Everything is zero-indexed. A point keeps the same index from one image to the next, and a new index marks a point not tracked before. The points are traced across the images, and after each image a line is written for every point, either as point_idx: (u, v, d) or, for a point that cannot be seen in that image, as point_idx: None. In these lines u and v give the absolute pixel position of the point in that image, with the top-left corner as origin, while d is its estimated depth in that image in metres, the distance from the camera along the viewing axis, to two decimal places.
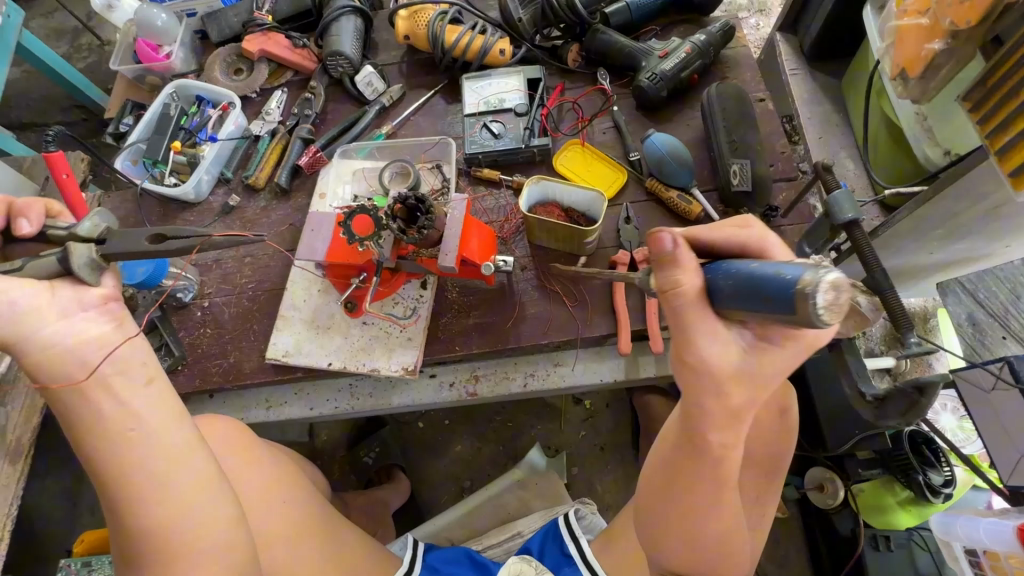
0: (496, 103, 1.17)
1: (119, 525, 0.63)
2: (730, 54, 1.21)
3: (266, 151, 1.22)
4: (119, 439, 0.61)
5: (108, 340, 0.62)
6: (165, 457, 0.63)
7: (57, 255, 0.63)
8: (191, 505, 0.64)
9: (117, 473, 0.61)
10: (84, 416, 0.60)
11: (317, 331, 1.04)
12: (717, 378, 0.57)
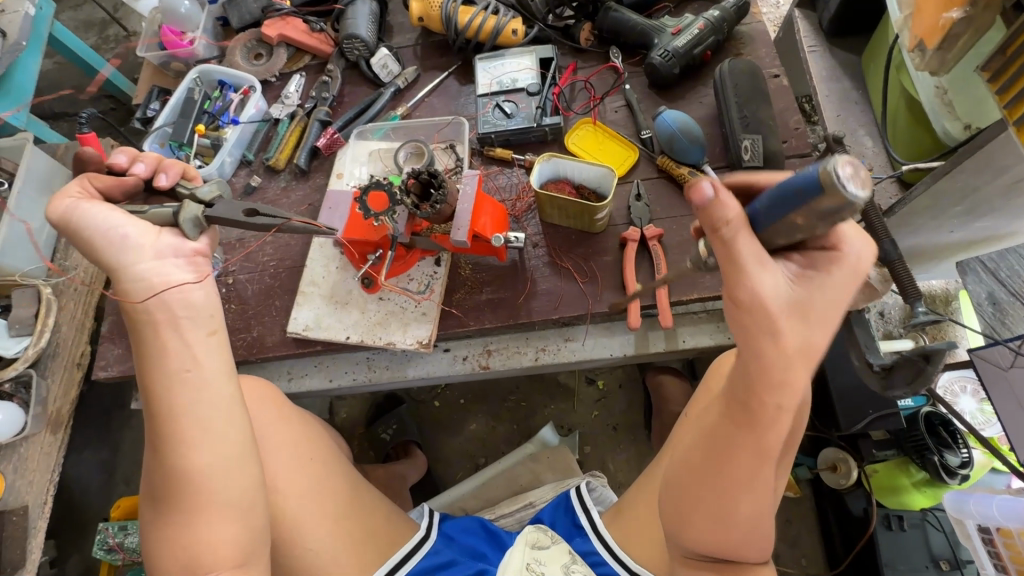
0: (509, 83, 1.18)
1: (158, 462, 0.67)
2: (745, 30, 1.20)
3: (285, 134, 1.26)
4: (175, 379, 0.67)
5: (186, 286, 0.69)
6: (207, 403, 0.68)
7: (171, 208, 0.73)
8: (225, 456, 0.69)
9: (170, 411, 0.66)
10: (154, 350, 0.67)
11: (336, 306, 1.08)
12: (773, 311, 0.56)
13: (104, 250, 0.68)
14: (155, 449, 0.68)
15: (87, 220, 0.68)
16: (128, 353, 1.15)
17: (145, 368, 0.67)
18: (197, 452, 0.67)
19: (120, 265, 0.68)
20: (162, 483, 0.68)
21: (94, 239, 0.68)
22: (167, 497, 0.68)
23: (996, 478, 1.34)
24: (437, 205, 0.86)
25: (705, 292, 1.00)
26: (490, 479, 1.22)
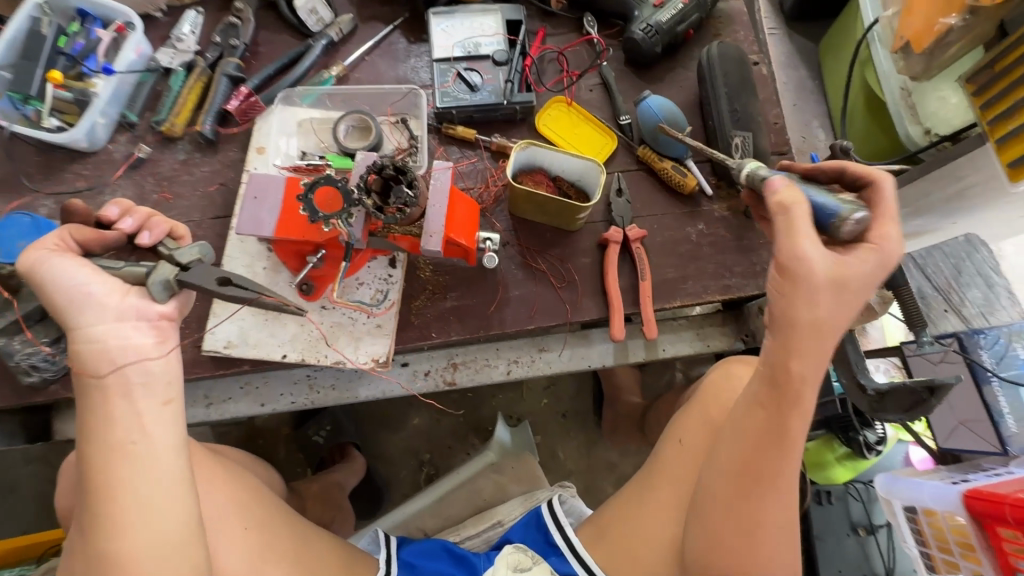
0: (471, 48, 1.00)
1: (84, 542, 0.54)
2: (725, 8, 1.11)
3: (182, 90, 0.99)
4: (118, 453, 0.54)
5: (147, 351, 0.56)
6: (152, 481, 0.54)
7: (146, 265, 0.59)
8: (166, 544, 0.54)
9: (106, 486, 0.53)
10: (98, 416, 0.54)
11: (265, 316, 0.88)
12: (818, 282, 0.61)
13: (57, 305, 0.56)
14: (78, 531, 0.54)
15: (38, 269, 0.55)
16: None
17: (83, 436, 0.55)
18: (129, 540, 0.53)
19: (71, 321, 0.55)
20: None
21: (47, 293, 0.55)
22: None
23: (896, 450, 1.50)
24: (405, 209, 0.70)
25: (685, 299, 0.95)
26: (449, 493, 1.13)
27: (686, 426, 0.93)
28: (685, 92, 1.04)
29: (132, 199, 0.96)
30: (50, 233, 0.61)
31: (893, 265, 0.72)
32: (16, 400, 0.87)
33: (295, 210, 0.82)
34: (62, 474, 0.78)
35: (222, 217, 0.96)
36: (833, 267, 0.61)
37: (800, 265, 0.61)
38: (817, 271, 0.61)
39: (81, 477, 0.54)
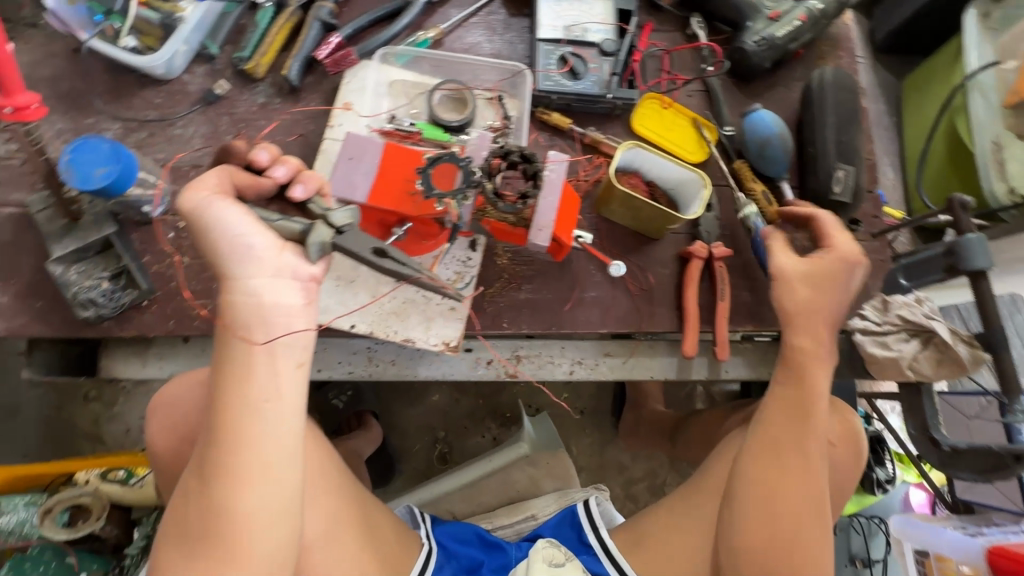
0: (577, 34, 0.96)
1: (203, 488, 0.56)
2: (836, 30, 1.07)
3: (270, 29, 0.93)
4: (251, 406, 0.57)
5: (297, 313, 0.59)
6: (273, 439, 0.57)
7: (300, 223, 0.60)
8: (274, 506, 0.56)
9: (230, 441, 0.56)
10: (238, 369, 0.57)
11: (337, 282, 0.85)
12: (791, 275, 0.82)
13: (217, 251, 0.58)
14: (196, 477, 0.57)
15: (207, 215, 0.57)
16: (19, 303, 0.83)
17: (221, 385, 0.57)
18: (243, 496, 0.55)
19: (230, 271, 0.58)
20: (191, 523, 0.55)
21: (211, 240, 0.57)
22: (188, 541, 0.55)
23: (897, 490, 1.49)
24: (525, 201, 0.68)
25: (760, 325, 0.94)
26: (481, 479, 1.14)
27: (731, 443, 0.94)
28: (784, 113, 1.02)
29: (205, 137, 0.91)
30: (210, 173, 0.61)
31: (997, 328, 0.73)
32: (67, 333, 0.83)
33: (390, 179, 0.78)
34: (153, 410, 0.80)
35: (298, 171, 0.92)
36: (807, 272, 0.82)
37: (778, 268, 0.83)
38: (789, 270, 0.82)
39: (210, 425, 0.57)
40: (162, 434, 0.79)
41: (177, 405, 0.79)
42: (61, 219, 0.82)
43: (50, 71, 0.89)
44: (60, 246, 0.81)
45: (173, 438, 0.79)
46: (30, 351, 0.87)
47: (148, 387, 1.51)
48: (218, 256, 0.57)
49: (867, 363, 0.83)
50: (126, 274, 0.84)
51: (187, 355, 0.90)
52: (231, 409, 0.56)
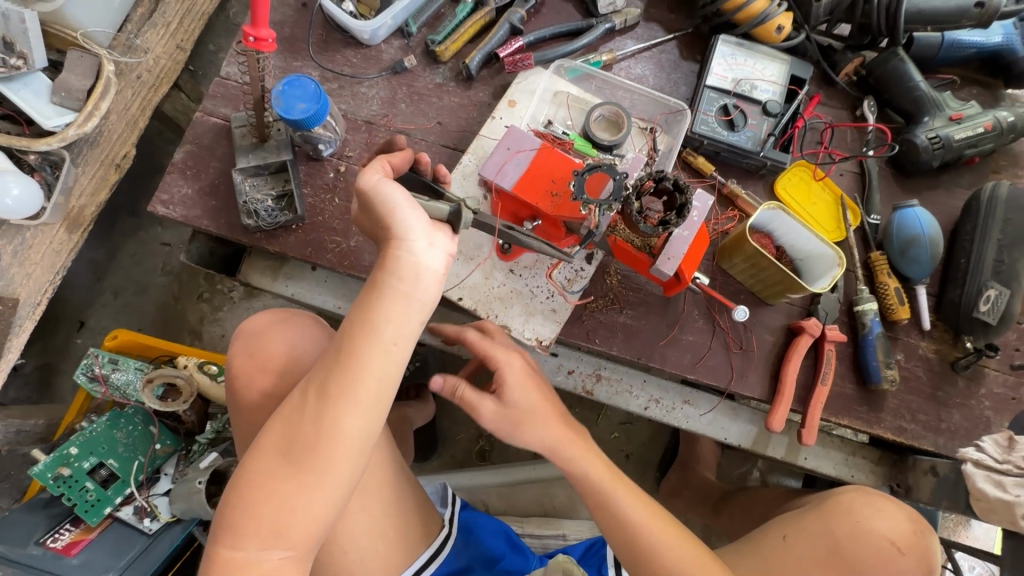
0: (745, 88, 0.97)
1: (317, 408, 0.60)
2: (1019, 148, 1.01)
3: (464, 23, 1.03)
4: (381, 351, 0.60)
5: (439, 279, 0.61)
6: (385, 383, 0.61)
7: (446, 204, 0.65)
8: (371, 435, 0.62)
9: (353, 374, 0.60)
10: (376, 313, 0.59)
11: (457, 255, 0.90)
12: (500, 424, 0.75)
13: (381, 218, 0.60)
14: (312, 395, 0.61)
15: (380, 188, 0.60)
16: (197, 198, 0.96)
17: (357, 321, 0.60)
18: (350, 424, 0.60)
19: (390, 235, 0.59)
20: (298, 437, 0.61)
21: (382, 208, 0.59)
22: (290, 448, 0.61)
23: None
24: (665, 227, 0.69)
25: (854, 421, 0.90)
26: (522, 484, 1.16)
27: (793, 523, 0.84)
28: (939, 217, 0.97)
29: (383, 100, 1.02)
30: (375, 160, 0.65)
31: None
32: (225, 233, 0.95)
33: (538, 175, 0.83)
34: (235, 338, 0.87)
35: (451, 148, 1.00)
36: (500, 409, 0.75)
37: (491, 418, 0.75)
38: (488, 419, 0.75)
39: (338, 353, 0.60)
40: (245, 356, 0.84)
41: (267, 329, 0.86)
42: (251, 138, 0.96)
43: (278, 16, 1.04)
44: (246, 159, 0.94)
45: (247, 361, 0.83)
46: (190, 239, 1.01)
47: (250, 304, 1.67)
48: (384, 217, 0.59)
49: (974, 498, 0.77)
50: (287, 198, 0.96)
51: (311, 281, 1.00)
52: (363, 345, 0.59)
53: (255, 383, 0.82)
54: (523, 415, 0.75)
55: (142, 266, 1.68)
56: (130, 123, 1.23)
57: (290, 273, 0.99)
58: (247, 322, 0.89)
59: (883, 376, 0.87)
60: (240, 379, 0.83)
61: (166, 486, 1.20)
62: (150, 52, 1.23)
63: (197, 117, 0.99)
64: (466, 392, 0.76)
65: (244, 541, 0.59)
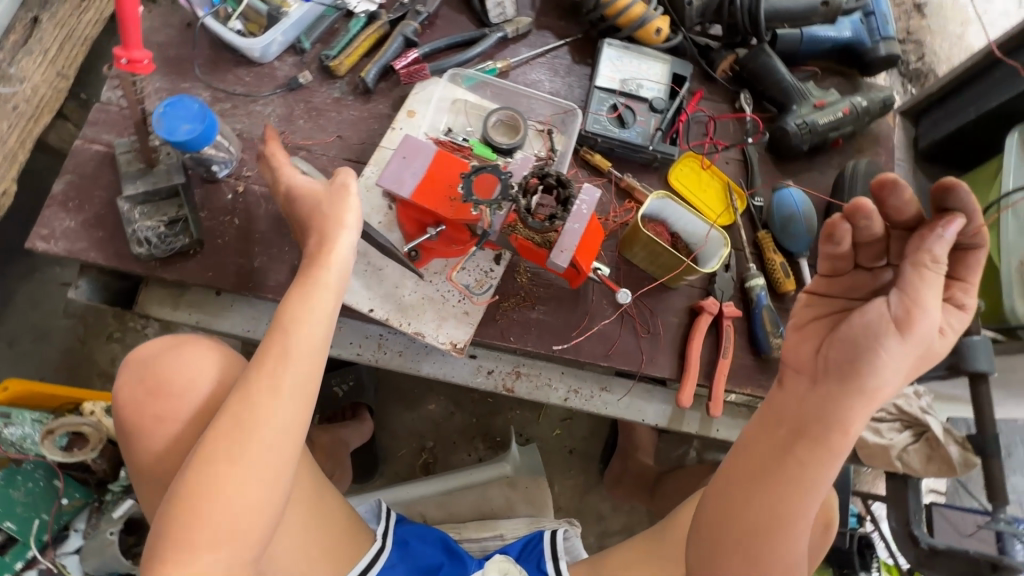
0: (632, 87, 1.03)
1: (247, 392, 0.67)
2: (876, 128, 1.13)
3: (358, 36, 1.03)
4: (306, 331, 0.71)
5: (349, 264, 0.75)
6: (309, 362, 0.70)
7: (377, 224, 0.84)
8: (297, 415, 0.69)
9: (284, 355, 0.69)
10: (306, 298, 0.71)
11: (366, 268, 0.91)
12: (910, 346, 0.59)
13: (328, 222, 0.75)
14: (255, 381, 0.68)
15: (337, 197, 0.77)
16: (81, 230, 0.90)
17: (287, 309, 0.71)
18: (275, 404, 0.67)
19: (330, 233, 0.75)
20: (229, 424, 0.66)
21: (335, 210, 0.76)
22: (234, 428, 0.66)
23: None
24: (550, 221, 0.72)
25: (756, 389, 0.96)
26: (461, 489, 1.16)
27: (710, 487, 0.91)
28: (814, 196, 1.07)
29: (280, 117, 1.00)
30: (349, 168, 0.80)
31: (991, 434, 0.71)
32: (115, 264, 0.90)
33: (434, 180, 0.85)
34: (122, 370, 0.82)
35: (354, 161, 1.00)
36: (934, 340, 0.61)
37: (916, 325, 0.58)
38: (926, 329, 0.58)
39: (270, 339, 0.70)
40: (132, 384, 0.78)
41: (152, 357, 0.80)
42: (138, 164, 0.92)
43: (162, 38, 1.01)
44: (133, 186, 0.90)
45: (138, 387, 0.78)
46: (79, 274, 0.95)
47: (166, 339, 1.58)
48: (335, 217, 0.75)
49: (858, 446, 0.84)
50: (182, 224, 0.92)
51: (216, 307, 0.95)
52: (296, 334, 0.70)
53: (153, 409, 0.77)
54: (934, 358, 0.62)
55: (40, 309, 1.55)
56: (8, 157, 1.15)
57: (191, 299, 0.95)
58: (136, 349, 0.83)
59: (767, 346, 0.94)
60: (127, 411, 0.77)
61: (76, 543, 1.14)
62: (26, 80, 1.15)
63: (77, 145, 0.94)
64: (932, 278, 0.59)
65: (191, 535, 0.62)
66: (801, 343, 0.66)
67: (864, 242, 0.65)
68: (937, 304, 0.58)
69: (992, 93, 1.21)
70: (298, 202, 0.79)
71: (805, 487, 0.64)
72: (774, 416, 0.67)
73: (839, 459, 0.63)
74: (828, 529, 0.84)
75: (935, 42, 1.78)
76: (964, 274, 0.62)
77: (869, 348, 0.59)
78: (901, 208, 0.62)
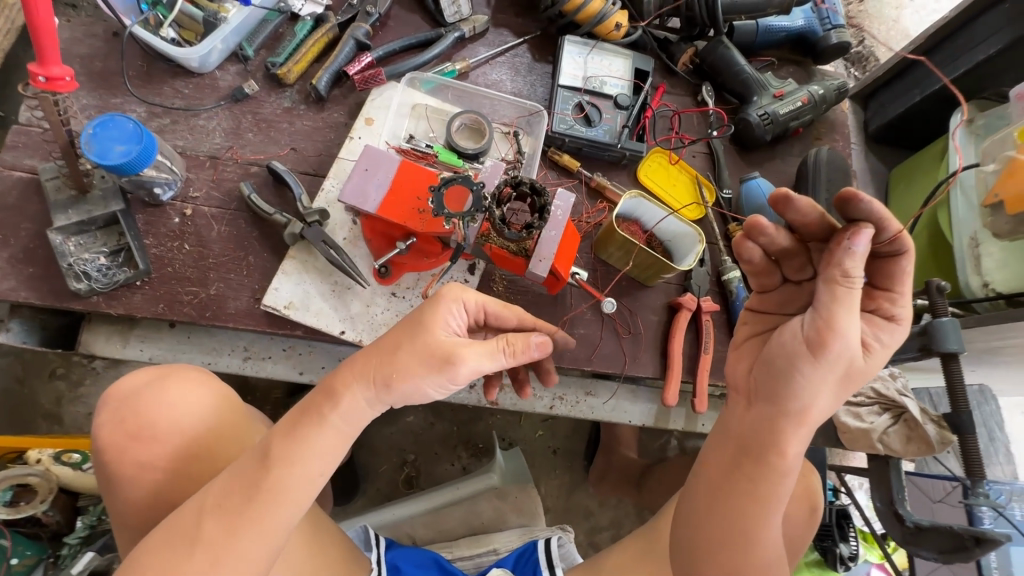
0: (595, 85, 1.01)
1: (214, 511, 0.55)
2: (834, 115, 1.15)
3: (305, 41, 0.97)
4: (297, 455, 0.56)
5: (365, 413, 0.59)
6: (294, 491, 0.56)
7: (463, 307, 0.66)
8: (269, 549, 0.56)
9: (267, 481, 0.55)
10: (318, 424, 0.57)
11: (335, 288, 0.87)
12: (839, 361, 0.56)
13: (418, 364, 0.58)
14: (216, 512, 0.55)
15: (457, 351, 0.57)
16: (8, 267, 0.82)
17: (290, 429, 0.58)
18: (247, 542, 0.55)
19: (409, 374, 0.58)
20: (183, 538, 0.55)
21: (415, 363, 0.58)
22: (176, 560, 0.54)
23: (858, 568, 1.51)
24: (529, 231, 0.69)
25: None
26: (448, 506, 1.13)
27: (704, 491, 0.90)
28: (780, 184, 1.08)
29: (226, 131, 0.93)
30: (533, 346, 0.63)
31: (966, 412, 0.74)
32: (51, 303, 0.81)
33: (402, 191, 0.81)
34: (102, 403, 0.70)
35: (311, 174, 0.94)
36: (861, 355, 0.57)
37: (838, 345, 0.55)
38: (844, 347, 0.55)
39: (260, 456, 0.57)
40: (108, 425, 0.67)
41: (139, 394, 0.68)
42: (68, 190, 0.83)
43: (86, 50, 0.92)
44: (65, 216, 0.82)
45: (117, 430, 0.67)
46: (9, 315, 0.86)
47: (117, 373, 1.47)
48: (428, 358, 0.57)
49: (840, 430, 0.85)
50: (125, 253, 0.85)
51: (170, 341, 0.88)
52: (275, 473, 0.56)
53: (131, 455, 0.66)
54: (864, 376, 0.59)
55: None
56: None
57: (142, 334, 0.87)
58: (120, 381, 0.72)
59: None
60: (107, 453, 0.66)
61: None
62: None
63: None
64: (850, 293, 0.55)
65: None
66: (737, 362, 0.67)
67: (782, 254, 0.64)
68: (851, 326, 0.54)
69: (934, 75, 1.25)
70: (436, 324, 0.60)
71: (756, 509, 0.62)
72: (722, 435, 0.66)
73: (788, 475, 0.62)
74: (816, 516, 0.83)
75: (874, 26, 1.85)
76: (892, 285, 0.59)
77: (787, 368, 0.57)
78: (802, 217, 0.59)
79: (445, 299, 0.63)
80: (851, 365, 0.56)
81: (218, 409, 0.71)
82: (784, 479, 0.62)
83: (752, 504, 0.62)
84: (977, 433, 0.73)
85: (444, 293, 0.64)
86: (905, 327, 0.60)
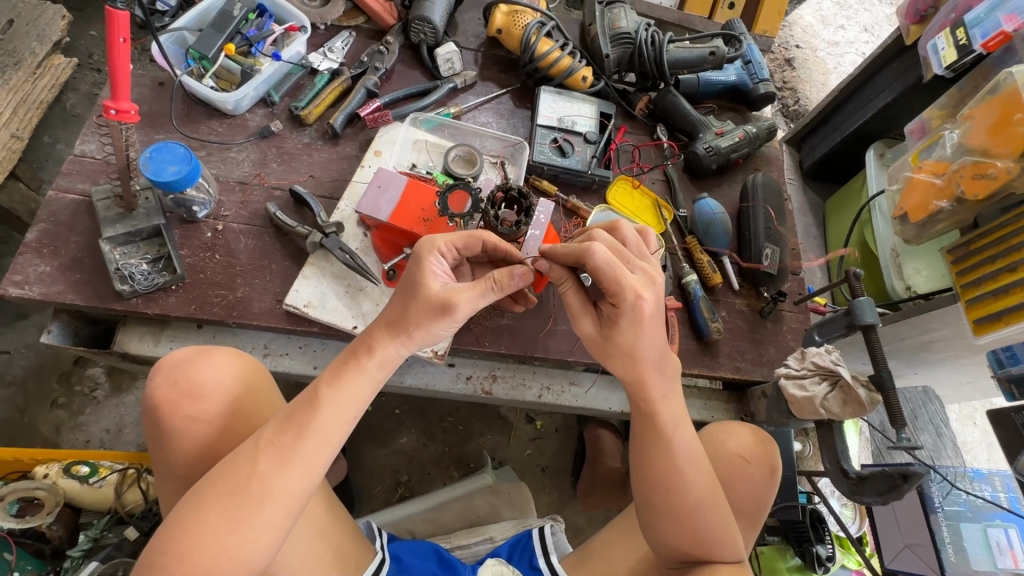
0: (568, 124, 1.21)
1: (265, 450, 0.66)
2: (767, 150, 1.36)
3: (323, 89, 1.15)
4: (333, 401, 0.69)
5: (388, 361, 0.73)
6: (330, 433, 0.68)
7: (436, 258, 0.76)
8: (304, 487, 0.66)
9: (310, 422, 0.67)
10: (352, 370, 0.71)
11: (349, 290, 0.99)
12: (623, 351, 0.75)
13: (424, 316, 0.72)
14: (267, 448, 0.66)
15: (453, 299, 0.72)
16: (58, 274, 0.92)
17: (325, 378, 0.71)
18: (287, 477, 0.65)
19: (423, 325, 0.73)
20: (236, 475, 0.64)
21: (422, 322, 0.73)
22: (234, 487, 0.63)
23: None
24: (519, 227, 0.86)
25: (701, 367, 1.10)
26: (444, 504, 1.20)
27: None
28: (726, 206, 1.27)
29: (254, 162, 1.08)
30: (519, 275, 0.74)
31: (885, 370, 0.88)
32: (94, 304, 0.92)
33: (410, 205, 0.96)
34: (153, 370, 0.79)
35: (326, 198, 1.09)
36: (602, 331, 0.76)
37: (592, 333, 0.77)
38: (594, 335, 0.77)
39: (305, 404, 0.68)
40: (163, 385, 0.76)
41: (188, 361, 0.78)
42: (116, 209, 0.96)
43: (135, 96, 1.08)
44: (113, 228, 0.94)
45: (169, 389, 0.76)
46: (51, 319, 0.95)
47: (118, 400, 1.51)
48: (432, 312, 0.72)
49: (790, 402, 0.98)
50: (164, 260, 0.97)
51: (198, 339, 0.98)
52: (321, 413, 0.68)
53: (179, 412, 0.75)
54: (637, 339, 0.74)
55: None
56: None
57: (173, 334, 0.97)
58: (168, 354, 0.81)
59: (710, 329, 1.09)
60: (158, 411, 0.75)
61: None
62: None
63: (50, 196, 0.97)
64: (569, 294, 0.78)
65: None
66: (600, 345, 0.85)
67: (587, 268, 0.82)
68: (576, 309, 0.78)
69: (848, 120, 1.51)
70: (427, 274, 0.74)
71: (662, 450, 0.76)
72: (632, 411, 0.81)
73: (678, 426, 0.77)
74: (775, 475, 0.95)
75: (805, 88, 2.16)
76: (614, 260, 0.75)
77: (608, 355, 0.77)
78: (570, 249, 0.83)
79: (422, 253, 0.75)
80: (595, 343, 0.77)
81: (252, 374, 0.81)
82: (679, 429, 0.77)
83: (652, 440, 0.77)
84: (894, 387, 0.87)
85: (421, 247, 0.76)
86: (632, 292, 0.71)
